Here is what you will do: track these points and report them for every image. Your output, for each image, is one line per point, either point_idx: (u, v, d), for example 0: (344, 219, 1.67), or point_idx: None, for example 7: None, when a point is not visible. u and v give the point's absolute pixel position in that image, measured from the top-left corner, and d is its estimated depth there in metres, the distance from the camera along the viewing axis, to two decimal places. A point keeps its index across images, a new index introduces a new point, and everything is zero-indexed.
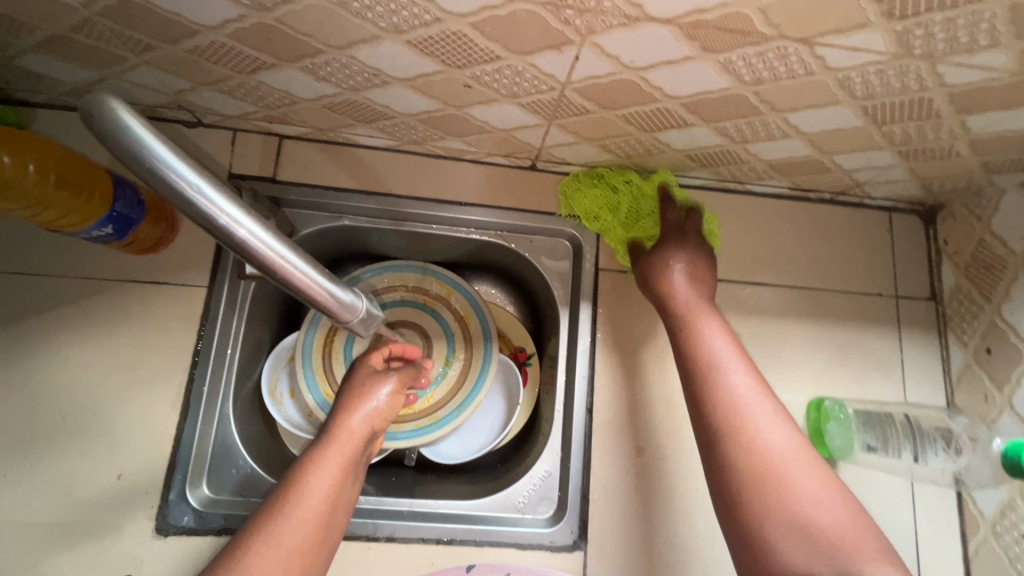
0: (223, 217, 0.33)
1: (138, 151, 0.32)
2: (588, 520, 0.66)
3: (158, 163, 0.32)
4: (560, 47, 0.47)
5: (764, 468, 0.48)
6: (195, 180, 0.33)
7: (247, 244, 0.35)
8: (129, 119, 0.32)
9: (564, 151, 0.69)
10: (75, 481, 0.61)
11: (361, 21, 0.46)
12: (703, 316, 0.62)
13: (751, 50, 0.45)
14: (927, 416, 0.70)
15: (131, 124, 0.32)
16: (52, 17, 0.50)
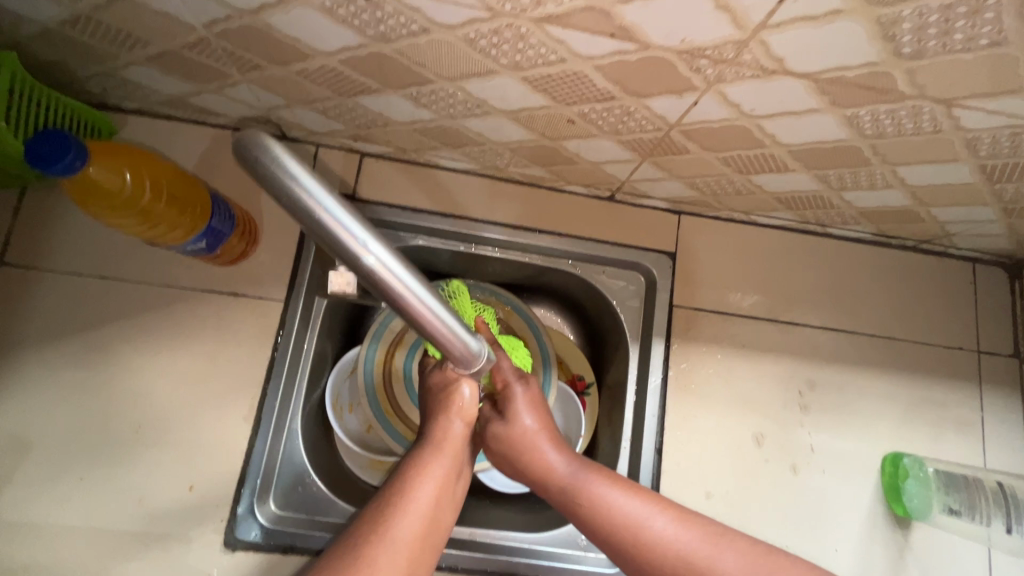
0: (366, 253, 0.30)
1: (289, 187, 0.30)
2: None
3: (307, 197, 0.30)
4: (680, 93, 0.46)
5: None
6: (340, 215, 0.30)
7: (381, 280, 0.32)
8: (283, 155, 0.30)
9: (649, 185, 0.68)
10: (148, 489, 0.61)
11: (482, 57, 0.45)
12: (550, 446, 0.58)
13: (881, 107, 0.44)
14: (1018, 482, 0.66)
15: (284, 162, 0.30)
16: (168, 36, 0.50)
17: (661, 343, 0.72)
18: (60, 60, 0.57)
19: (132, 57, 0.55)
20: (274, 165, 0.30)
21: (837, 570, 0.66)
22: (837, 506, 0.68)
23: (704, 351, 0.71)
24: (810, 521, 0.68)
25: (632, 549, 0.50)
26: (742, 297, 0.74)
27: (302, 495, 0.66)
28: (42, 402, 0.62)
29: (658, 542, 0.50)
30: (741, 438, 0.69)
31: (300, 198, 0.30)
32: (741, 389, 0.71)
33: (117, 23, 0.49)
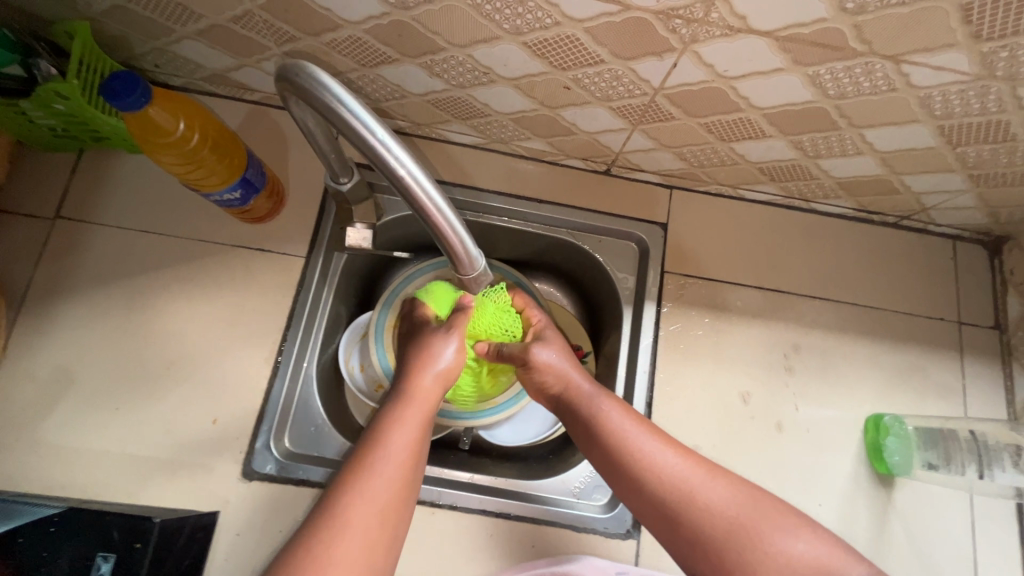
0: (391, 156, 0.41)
1: (325, 97, 0.40)
2: None
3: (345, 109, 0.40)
4: (661, 54, 0.52)
5: (706, 521, 0.53)
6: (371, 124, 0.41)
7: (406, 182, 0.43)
8: (323, 76, 0.40)
9: (642, 156, 0.74)
10: (175, 421, 0.67)
11: (487, 23, 0.52)
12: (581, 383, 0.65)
13: (839, 65, 0.50)
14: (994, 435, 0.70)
15: (319, 78, 0.41)
16: (219, 9, 0.58)
17: (653, 306, 0.76)
18: (122, 34, 0.65)
19: (184, 31, 0.63)
20: (311, 81, 0.41)
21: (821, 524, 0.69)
22: (822, 464, 0.71)
23: (693, 314, 0.76)
24: (796, 477, 0.70)
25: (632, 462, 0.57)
26: (730, 266, 0.78)
27: (315, 436, 0.71)
28: (86, 340, 0.68)
29: (659, 466, 0.56)
30: (727, 395, 0.73)
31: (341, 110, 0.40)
32: (729, 350, 0.75)
33: None
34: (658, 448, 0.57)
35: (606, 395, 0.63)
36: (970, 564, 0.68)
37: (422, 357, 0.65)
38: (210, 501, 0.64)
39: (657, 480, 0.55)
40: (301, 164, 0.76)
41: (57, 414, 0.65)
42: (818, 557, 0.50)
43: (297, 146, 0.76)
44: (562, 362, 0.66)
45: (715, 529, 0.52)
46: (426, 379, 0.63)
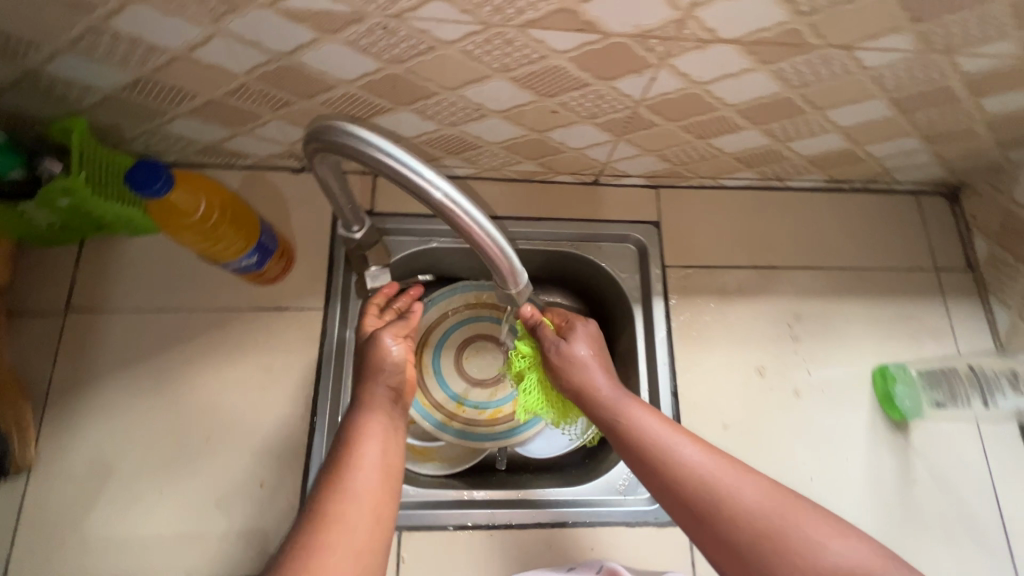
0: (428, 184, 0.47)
1: (358, 144, 0.47)
2: None
3: (378, 152, 0.46)
4: (640, 71, 0.57)
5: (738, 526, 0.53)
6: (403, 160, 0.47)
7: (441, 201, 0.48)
8: (357, 130, 0.47)
9: (627, 163, 0.78)
10: (221, 490, 0.67)
11: (477, 64, 0.56)
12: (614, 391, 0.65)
13: (799, 59, 0.55)
14: (987, 364, 0.76)
15: (353, 130, 0.47)
16: (213, 85, 0.60)
17: (661, 300, 0.80)
18: (114, 121, 0.67)
19: (178, 111, 0.65)
20: (345, 134, 0.47)
21: (852, 477, 0.73)
22: (842, 422, 0.76)
23: (699, 301, 0.80)
24: (822, 438, 0.75)
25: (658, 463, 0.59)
26: (725, 251, 0.83)
27: None
28: (118, 428, 0.68)
29: (687, 466, 0.57)
30: (744, 371, 0.77)
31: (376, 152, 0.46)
32: (737, 330, 0.79)
33: (171, 80, 0.60)
34: (688, 447, 0.59)
35: (633, 400, 0.64)
36: (991, 489, 0.73)
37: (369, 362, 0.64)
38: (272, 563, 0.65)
39: (686, 479, 0.57)
40: (304, 219, 0.78)
41: (101, 504, 0.65)
42: (857, 563, 0.50)
43: (297, 203, 0.78)
44: (589, 364, 0.67)
45: (750, 532, 0.53)
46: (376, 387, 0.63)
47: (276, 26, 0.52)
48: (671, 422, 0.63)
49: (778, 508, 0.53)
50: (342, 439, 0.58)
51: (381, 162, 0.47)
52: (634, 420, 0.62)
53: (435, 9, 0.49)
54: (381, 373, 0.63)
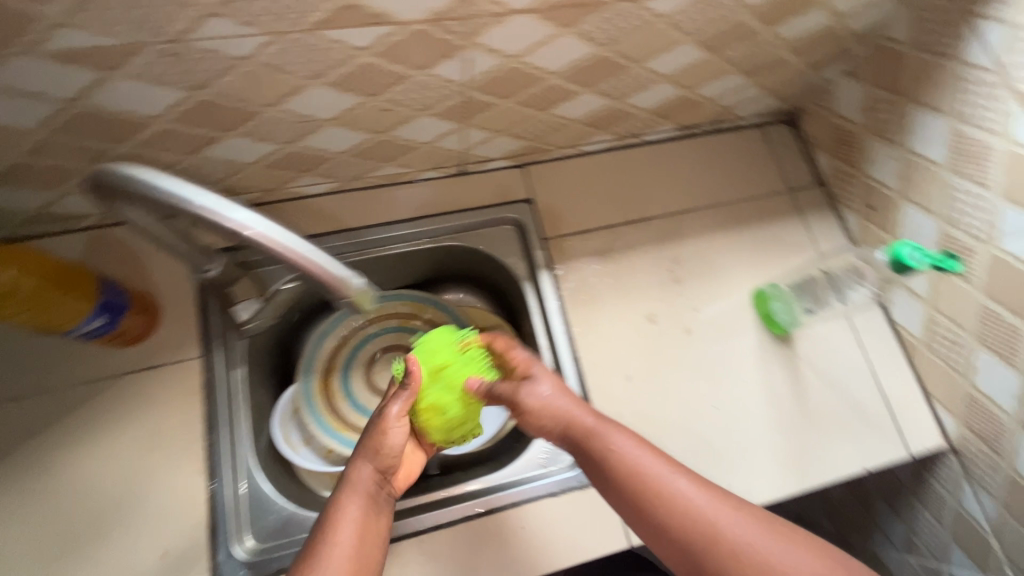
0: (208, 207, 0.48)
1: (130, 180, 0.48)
2: None
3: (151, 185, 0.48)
4: (451, 55, 0.63)
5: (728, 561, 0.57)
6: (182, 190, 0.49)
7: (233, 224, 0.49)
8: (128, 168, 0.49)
9: (485, 147, 0.83)
10: (133, 561, 0.66)
11: (287, 74, 0.61)
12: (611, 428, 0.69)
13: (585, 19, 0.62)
14: (840, 264, 0.93)
15: (126, 169, 0.49)
16: (22, 139, 0.62)
17: (547, 272, 0.84)
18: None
19: (5, 173, 0.65)
20: (120, 174, 0.49)
21: (749, 397, 0.80)
22: (732, 350, 0.83)
23: (581, 268, 0.85)
24: (717, 369, 0.82)
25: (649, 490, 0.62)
26: (598, 214, 0.88)
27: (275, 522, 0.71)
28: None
29: (676, 496, 0.61)
30: (632, 322, 0.83)
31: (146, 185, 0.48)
32: (626, 285, 0.85)
33: None
34: (680, 481, 0.63)
35: (616, 427, 0.69)
36: (874, 373, 0.86)
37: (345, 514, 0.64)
38: None
39: (684, 508, 0.61)
40: (166, 270, 0.80)
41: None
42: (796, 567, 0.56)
43: (160, 251, 0.78)
44: (559, 400, 0.71)
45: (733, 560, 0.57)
46: (359, 539, 0.61)
47: (77, 66, 0.55)
48: (654, 447, 0.67)
49: (770, 544, 0.57)
50: (326, 517, 0.63)
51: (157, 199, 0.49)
52: (614, 449, 0.66)
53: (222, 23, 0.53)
54: (380, 445, 0.68)
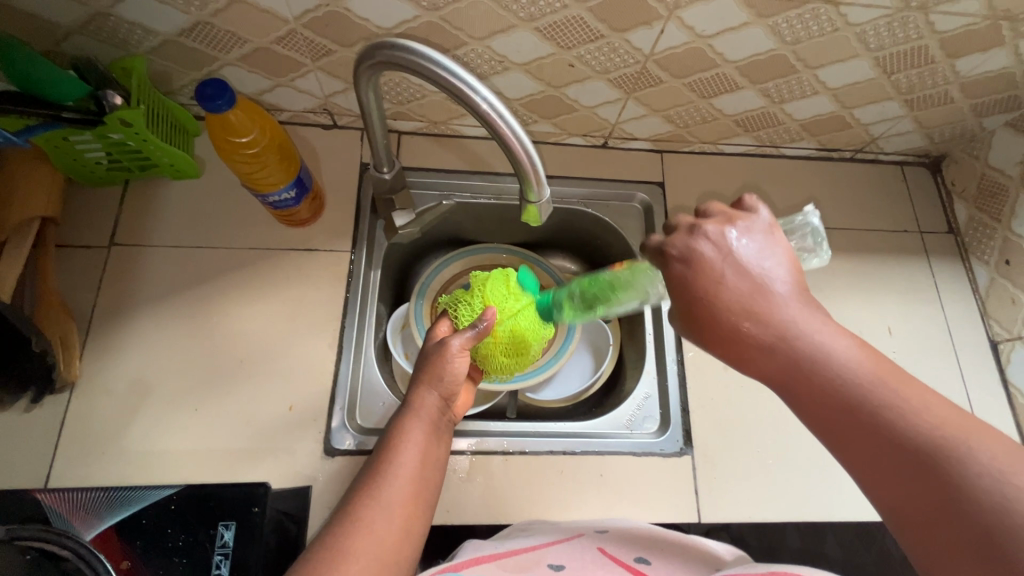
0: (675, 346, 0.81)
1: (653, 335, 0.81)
2: None
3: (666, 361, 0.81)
4: (987, 49, 0.68)
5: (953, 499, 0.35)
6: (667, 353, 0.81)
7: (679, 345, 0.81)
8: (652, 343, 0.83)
9: (892, 140, 0.89)
10: (578, 427, 0.79)
11: (857, 45, 0.67)
12: (802, 308, 0.44)
13: None
14: None
15: (668, 386, 0.80)
16: (601, 65, 0.71)
17: (923, 261, 0.89)
18: (498, 90, 0.76)
19: (550, 89, 0.76)
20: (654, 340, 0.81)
21: None
22: None
23: (958, 264, 0.89)
24: None
25: (848, 408, 0.40)
26: None
27: (677, 420, 0.78)
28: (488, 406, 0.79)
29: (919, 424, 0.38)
30: None
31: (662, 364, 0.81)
32: None
33: (572, 57, 0.69)
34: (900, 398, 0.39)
35: (806, 311, 0.44)
36: None
37: (685, 270, 0.47)
38: (627, 485, 0.73)
39: (900, 444, 0.38)
40: (598, 189, 0.89)
41: (488, 429, 0.78)
42: None
43: (595, 173, 0.89)
44: (747, 263, 0.46)
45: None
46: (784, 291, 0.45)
47: (721, 12, 0.62)
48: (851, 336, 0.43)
49: None
50: (810, 370, 0.42)
51: (666, 358, 0.81)
52: (803, 342, 0.43)
53: None
54: (721, 270, 0.46)
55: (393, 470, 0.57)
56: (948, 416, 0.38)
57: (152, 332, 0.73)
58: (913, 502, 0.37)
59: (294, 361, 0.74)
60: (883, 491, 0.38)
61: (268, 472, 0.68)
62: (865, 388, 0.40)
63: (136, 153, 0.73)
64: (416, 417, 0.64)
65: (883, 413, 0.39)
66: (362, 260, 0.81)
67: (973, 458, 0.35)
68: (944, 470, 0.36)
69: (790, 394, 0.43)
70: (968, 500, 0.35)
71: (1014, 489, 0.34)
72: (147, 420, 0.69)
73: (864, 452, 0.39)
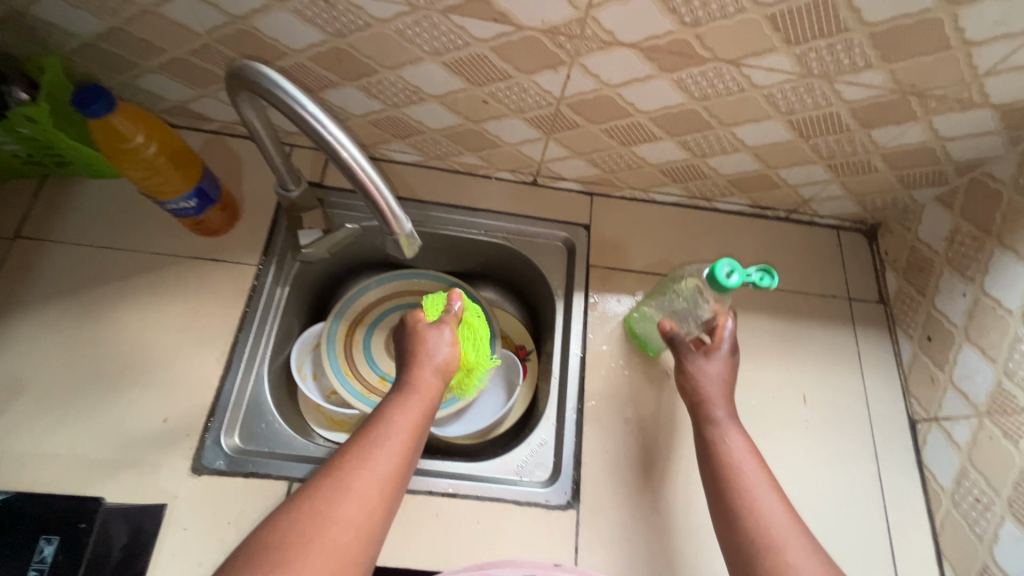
0: (581, 401, 0.78)
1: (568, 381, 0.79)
2: (889, 520, 0.75)
3: (570, 412, 0.78)
4: (902, 122, 0.67)
5: (769, 552, 0.55)
6: (573, 405, 0.78)
7: (585, 402, 0.78)
8: (561, 394, 0.79)
9: (825, 204, 0.88)
10: (467, 468, 0.75)
11: (769, 107, 0.66)
12: (731, 422, 0.67)
13: None
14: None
15: (567, 436, 0.76)
16: (516, 104, 0.70)
17: (849, 329, 0.87)
18: (419, 118, 0.76)
19: (470, 123, 0.76)
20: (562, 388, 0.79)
21: None
22: None
23: (884, 336, 0.86)
24: None
25: (729, 476, 0.62)
26: None
27: (569, 472, 0.74)
28: None
29: (767, 507, 0.58)
30: None
31: (567, 413, 0.78)
32: None
33: (484, 94, 0.69)
34: (768, 492, 0.60)
35: (736, 425, 0.67)
36: None
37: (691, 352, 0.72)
38: (503, 535, 0.70)
39: (754, 511, 0.58)
40: (523, 225, 0.88)
41: None
42: None
43: (522, 209, 0.89)
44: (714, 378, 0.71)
45: None
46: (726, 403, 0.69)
47: (626, 64, 0.62)
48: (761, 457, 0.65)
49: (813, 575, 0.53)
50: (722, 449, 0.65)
51: (569, 408, 0.78)
52: (727, 439, 0.66)
53: (771, 60, 0.59)
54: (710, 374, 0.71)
55: (387, 443, 0.55)
56: (788, 514, 0.58)
57: (39, 329, 0.72)
58: (743, 544, 0.57)
59: (178, 372, 0.72)
60: (725, 532, 0.59)
61: (126, 486, 0.65)
62: (750, 473, 0.62)
63: (50, 151, 0.73)
64: (414, 394, 0.61)
65: (748, 485, 0.61)
66: (268, 277, 0.79)
67: (787, 537, 0.56)
68: (772, 537, 0.56)
69: (705, 461, 0.66)
70: (769, 546, 0.55)
71: (798, 560, 0.54)
72: (14, 420, 0.67)
73: (731, 506, 0.60)
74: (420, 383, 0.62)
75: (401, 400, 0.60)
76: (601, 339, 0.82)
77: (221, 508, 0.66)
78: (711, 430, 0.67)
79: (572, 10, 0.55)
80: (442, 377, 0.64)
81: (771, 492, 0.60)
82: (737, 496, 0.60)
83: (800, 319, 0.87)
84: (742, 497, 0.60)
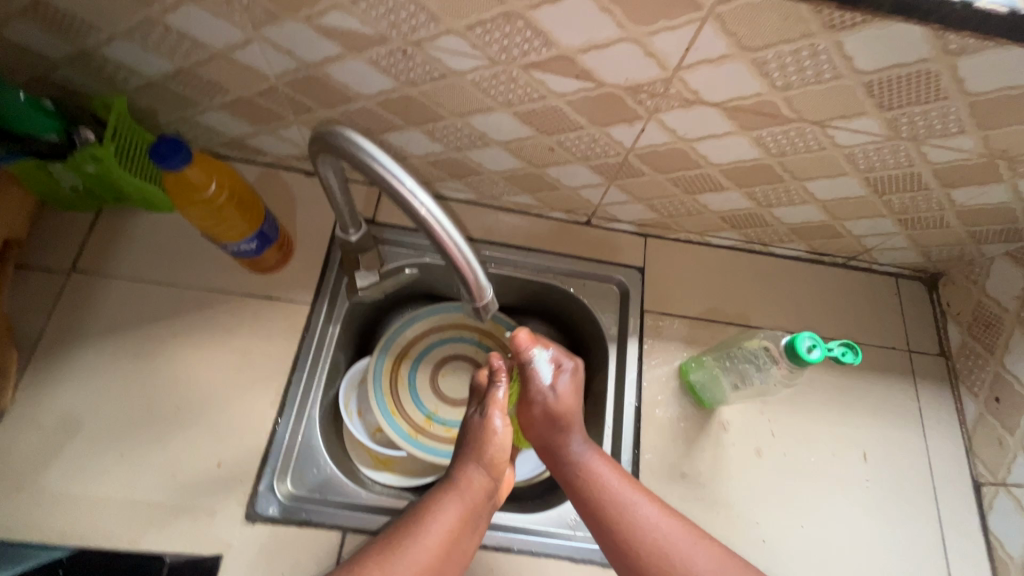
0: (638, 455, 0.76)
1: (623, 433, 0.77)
2: None
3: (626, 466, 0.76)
4: (985, 183, 0.65)
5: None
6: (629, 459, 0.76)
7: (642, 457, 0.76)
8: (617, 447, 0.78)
9: (886, 253, 0.86)
10: (520, 520, 0.74)
11: (847, 165, 0.64)
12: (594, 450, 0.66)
13: None
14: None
15: None
16: (582, 152, 0.69)
17: (909, 382, 0.84)
18: (479, 161, 0.75)
19: (532, 167, 0.74)
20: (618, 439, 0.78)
21: None
22: None
23: (945, 391, 0.84)
24: None
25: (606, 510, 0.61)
26: None
27: None
28: None
29: (649, 528, 0.60)
30: None
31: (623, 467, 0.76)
32: None
33: (552, 142, 0.68)
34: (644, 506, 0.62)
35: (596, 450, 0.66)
36: None
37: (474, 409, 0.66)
38: None
39: (643, 538, 0.59)
40: (576, 266, 0.87)
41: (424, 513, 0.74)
42: None
43: (575, 250, 0.87)
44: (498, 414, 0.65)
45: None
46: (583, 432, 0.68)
47: (705, 121, 0.60)
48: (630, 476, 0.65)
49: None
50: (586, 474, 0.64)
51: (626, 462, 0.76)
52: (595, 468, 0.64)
53: (859, 122, 0.57)
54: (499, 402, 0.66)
55: (417, 544, 0.54)
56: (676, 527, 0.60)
57: (94, 366, 0.71)
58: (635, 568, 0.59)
59: (231, 415, 0.71)
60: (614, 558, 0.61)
61: (181, 534, 0.64)
62: (635, 505, 0.61)
63: (109, 185, 0.73)
64: (456, 495, 0.59)
65: (629, 511, 0.61)
66: (320, 316, 0.79)
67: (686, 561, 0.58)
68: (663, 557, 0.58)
69: (572, 492, 0.64)
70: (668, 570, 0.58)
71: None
72: (69, 460, 0.66)
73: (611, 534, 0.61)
74: (465, 482, 0.61)
75: (441, 498, 0.59)
76: (656, 387, 0.80)
77: (276, 559, 0.65)
78: (574, 458, 0.65)
79: (660, 70, 0.54)
80: (489, 472, 0.62)
81: (646, 502, 0.62)
82: (617, 527, 0.60)
83: (858, 370, 0.84)
84: (618, 523, 0.60)
